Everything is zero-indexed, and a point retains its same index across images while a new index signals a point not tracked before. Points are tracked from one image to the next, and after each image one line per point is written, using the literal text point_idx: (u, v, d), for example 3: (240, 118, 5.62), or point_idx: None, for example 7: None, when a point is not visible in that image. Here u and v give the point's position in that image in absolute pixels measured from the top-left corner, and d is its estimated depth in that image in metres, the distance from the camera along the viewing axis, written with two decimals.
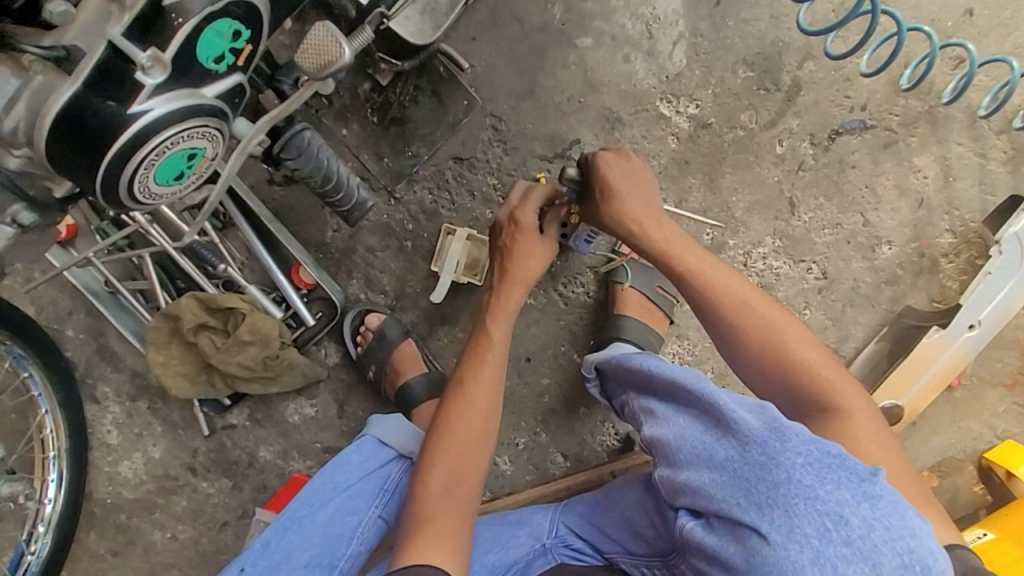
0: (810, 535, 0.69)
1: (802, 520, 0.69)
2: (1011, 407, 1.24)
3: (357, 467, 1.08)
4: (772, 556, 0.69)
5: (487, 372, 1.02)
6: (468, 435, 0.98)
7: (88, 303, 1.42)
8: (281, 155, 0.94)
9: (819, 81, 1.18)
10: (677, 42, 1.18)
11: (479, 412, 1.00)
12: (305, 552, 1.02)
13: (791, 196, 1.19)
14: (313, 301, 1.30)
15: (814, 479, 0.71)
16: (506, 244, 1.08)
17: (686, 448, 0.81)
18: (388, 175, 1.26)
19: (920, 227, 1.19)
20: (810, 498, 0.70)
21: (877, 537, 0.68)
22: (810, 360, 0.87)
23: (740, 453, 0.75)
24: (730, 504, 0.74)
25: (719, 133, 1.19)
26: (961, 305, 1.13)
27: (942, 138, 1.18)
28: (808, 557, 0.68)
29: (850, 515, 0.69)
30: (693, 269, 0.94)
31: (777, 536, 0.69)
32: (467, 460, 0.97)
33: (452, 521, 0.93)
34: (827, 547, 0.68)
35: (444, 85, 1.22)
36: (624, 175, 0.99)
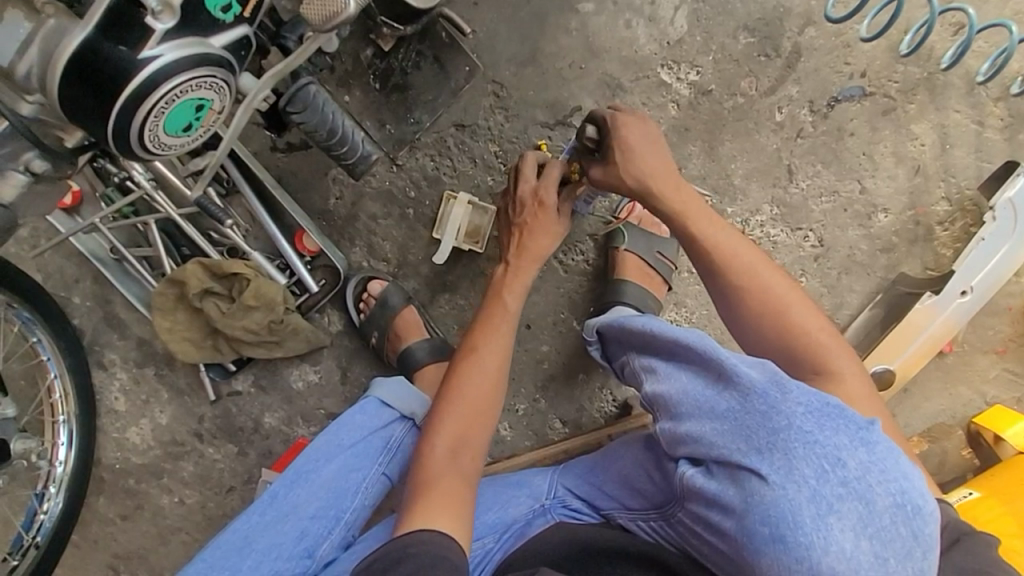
0: (808, 476, 0.71)
1: (801, 462, 0.72)
2: (1001, 373, 1.27)
3: (362, 426, 1.10)
4: (770, 495, 0.72)
5: (498, 338, 1.05)
6: (477, 395, 1.01)
7: (95, 271, 1.44)
8: (287, 109, 0.96)
9: (820, 48, 1.18)
10: (679, 7, 1.19)
11: (488, 374, 1.02)
12: (311, 504, 1.05)
13: (789, 163, 1.20)
14: (316, 268, 1.32)
15: (813, 425, 0.74)
16: (523, 221, 1.13)
17: (687, 401, 0.82)
18: (390, 142, 1.27)
19: (916, 194, 1.21)
20: (809, 442, 0.73)
21: (872, 478, 0.71)
22: (806, 325, 0.89)
23: (741, 403, 0.77)
24: (730, 450, 0.76)
25: (719, 100, 1.20)
26: (954, 271, 1.15)
27: (940, 106, 1.19)
28: (805, 496, 0.71)
29: (847, 458, 0.72)
30: (700, 230, 0.97)
31: (776, 477, 0.72)
32: (474, 421, 0.99)
33: (455, 473, 0.95)
34: (824, 487, 0.71)
35: (446, 51, 1.22)
36: (641, 135, 1.01)
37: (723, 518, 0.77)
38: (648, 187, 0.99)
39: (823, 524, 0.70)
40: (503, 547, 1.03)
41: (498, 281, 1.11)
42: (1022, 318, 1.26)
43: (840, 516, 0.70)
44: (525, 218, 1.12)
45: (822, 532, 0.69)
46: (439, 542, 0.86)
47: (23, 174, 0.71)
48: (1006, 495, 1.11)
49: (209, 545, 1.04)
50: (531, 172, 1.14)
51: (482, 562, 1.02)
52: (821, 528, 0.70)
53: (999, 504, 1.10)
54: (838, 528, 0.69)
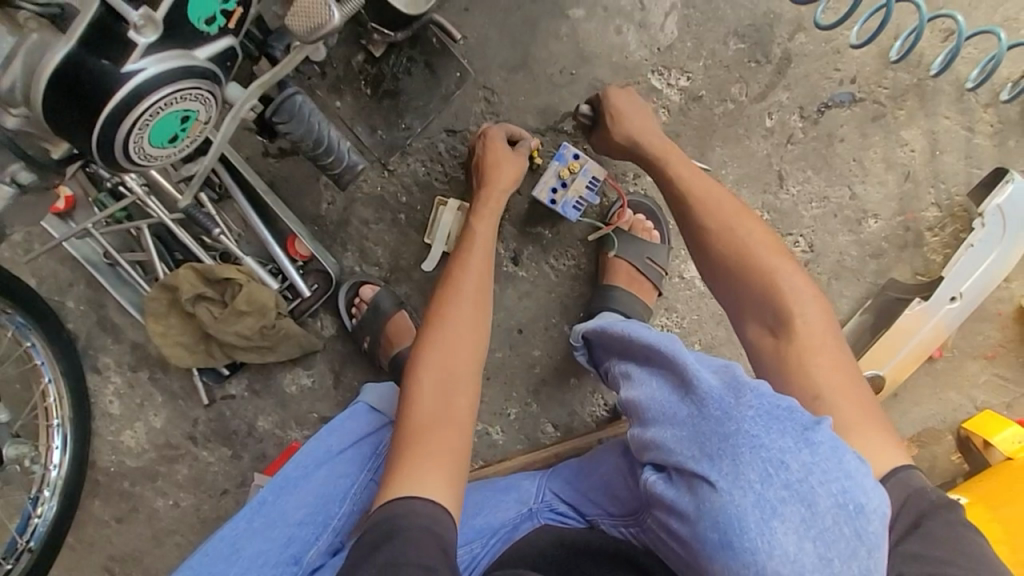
0: (753, 480, 0.71)
1: (747, 467, 0.72)
2: (991, 378, 1.27)
3: (350, 432, 1.11)
4: (718, 502, 0.72)
5: (466, 297, 1.05)
6: (461, 361, 1.00)
7: (88, 275, 1.44)
8: (273, 119, 0.96)
9: (810, 54, 1.18)
10: (669, 13, 1.19)
11: (463, 330, 1.02)
12: (299, 510, 1.06)
13: (780, 169, 1.20)
14: (308, 273, 1.33)
15: (760, 429, 0.74)
16: (478, 156, 1.17)
17: (653, 406, 0.83)
18: (381, 148, 1.27)
19: (906, 200, 1.21)
20: (755, 446, 0.73)
21: (813, 477, 0.71)
22: (770, 271, 0.94)
23: (698, 410, 0.78)
24: (685, 456, 0.77)
25: (710, 106, 1.20)
26: (943, 278, 1.15)
27: (930, 112, 1.19)
28: (750, 501, 0.71)
29: (790, 461, 0.72)
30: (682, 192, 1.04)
31: (724, 483, 0.73)
32: (456, 385, 0.97)
33: (431, 428, 0.93)
34: (768, 490, 0.71)
35: (436, 57, 1.22)
36: (634, 104, 1.12)
37: (680, 525, 0.77)
38: (638, 147, 1.10)
39: (767, 528, 0.70)
40: (491, 552, 1.03)
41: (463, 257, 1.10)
42: (1012, 324, 1.26)
43: (783, 519, 0.70)
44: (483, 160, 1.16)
45: (767, 536, 0.69)
46: (425, 511, 0.83)
47: (10, 186, 0.70)
48: (993, 501, 1.11)
49: (197, 549, 1.04)
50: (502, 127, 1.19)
51: (470, 567, 1.03)
52: (765, 532, 0.70)
53: (986, 511, 1.11)
54: (781, 532, 0.69)
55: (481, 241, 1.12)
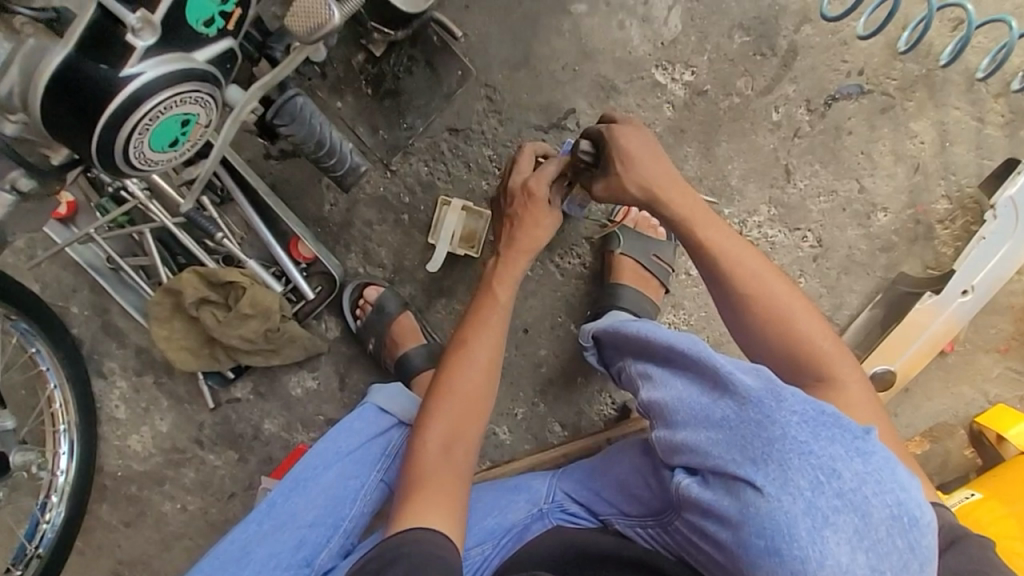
0: (802, 486, 0.71)
1: (795, 473, 0.71)
2: (1004, 372, 1.25)
3: (359, 433, 1.10)
4: (765, 506, 0.71)
5: (488, 329, 1.04)
6: (473, 388, 1.00)
7: (92, 281, 1.45)
8: (274, 122, 0.95)
9: (816, 46, 1.16)
10: (672, 7, 1.17)
11: (481, 364, 1.01)
12: (310, 511, 1.06)
13: (787, 162, 1.19)
14: (312, 275, 1.32)
15: (808, 435, 0.73)
16: (519, 200, 1.09)
17: (683, 409, 0.81)
18: (384, 148, 1.26)
19: (916, 193, 1.19)
20: (804, 453, 0.72)
21: (866, 488, 0.70)
22: (809, 335, 0.89)
23: (738, 412, 0.76)
24: (726, 460, 0.75)
25: (715, 100, 1.18)
26: (955, 271, 1.14)
27: (940, 102, 1.16)
28: (800, 508, 0.70)
29: (843, 469, 0.71)
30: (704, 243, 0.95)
31: (771, 488, 0.71)
32: (465, 414, 0.98)
33: (446, 469, 0.94)
34: (819, 498, 0.70)
35: (437, 55, 1.21)
36: (643, 143, 0.99)
37: (719, 528, 0.76)
38: (654, 195, 0.98)
39: (818, 536, 0.69)
40: (503, 552, 1.03)
41: (490, 272, 1.09)
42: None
43: (834, 528, 0.69)
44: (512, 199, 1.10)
45: (817, 545, 0.68)
46: (434, 544, 0.85)
47: (10, 193, 0.69)
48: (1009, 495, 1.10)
49: (207, 553, 1.05)
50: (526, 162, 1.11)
51: (481, 568, 1.02)
52: (817, 540, 0.69)
53: (1001, 506, 1.09)
54: (833, 541, 0.68)
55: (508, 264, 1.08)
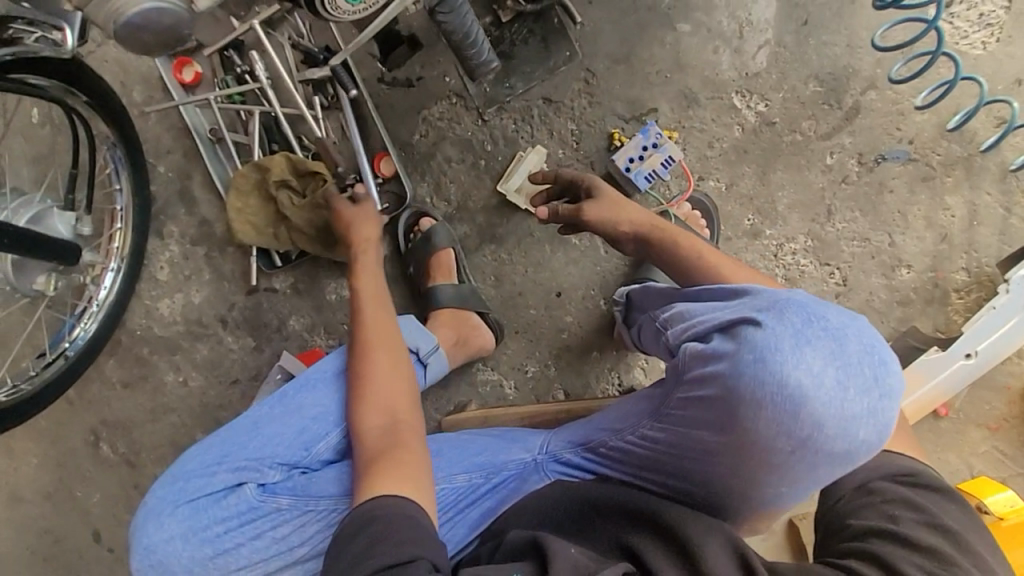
0: (794, 320, 0.77)
1: (790, 312, 0.78)
2: (990, 450, 1.33)
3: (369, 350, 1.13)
4: (759, 330, 0.77)
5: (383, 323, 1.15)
6: (383, 367, 1.08)
7: (186, 147, 1.57)
8: (436, 9, 1.03)
9: (876, 110, 1.32)
10: (762, 46, 1.34)
11: (384, 357, 1.09)
12: (315, 406, 1.09)
13: (830, 203, 1.33)
14: (384, 191, 1.46)
15: (806, 297, 0.81)
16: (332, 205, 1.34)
17: (702, 308, 0.89)
18: (483, 99, 1.43)
19: (939, 259, 1.31)
20: (800, 304, 0.80)
21: (846, 326, 0.77)
22: None
23: (752, 296, 0.85)
24: (731, 312, 0.82)
25: (780, 133, 1.34)
26: (962, 334, 1.24)
27: (974, 184, 1.31)
28: (788, 330, 0.76)
29: (830, 316, 0.78)
30: (693, 266, 1.02)
31: (766, 319, 0.78)
32: (388, 399, 1.05)
33: (394, 444, 0.99)
34: (807, 328, 0.76)
35: (553, 35, 1.38)
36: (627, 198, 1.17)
37: (713, 363, 0.79)
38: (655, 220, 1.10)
39: (799, 350, 0.74)
40: (493, 489, 1.06)
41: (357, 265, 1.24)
42: (1019, 402, 1.32)
43: (814, 348, 0.74)
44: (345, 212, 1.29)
45: (796, 354, 0.74)
46: (404, 506, 0.87)
47: None
48: None
49: (230, 422, 1.11)
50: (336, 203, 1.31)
51: (467, 493, 1.06)
52: (797, 353, 0.74)
53: None
54: (811, 355, 0.74)
55: (372, 280, 1.22)
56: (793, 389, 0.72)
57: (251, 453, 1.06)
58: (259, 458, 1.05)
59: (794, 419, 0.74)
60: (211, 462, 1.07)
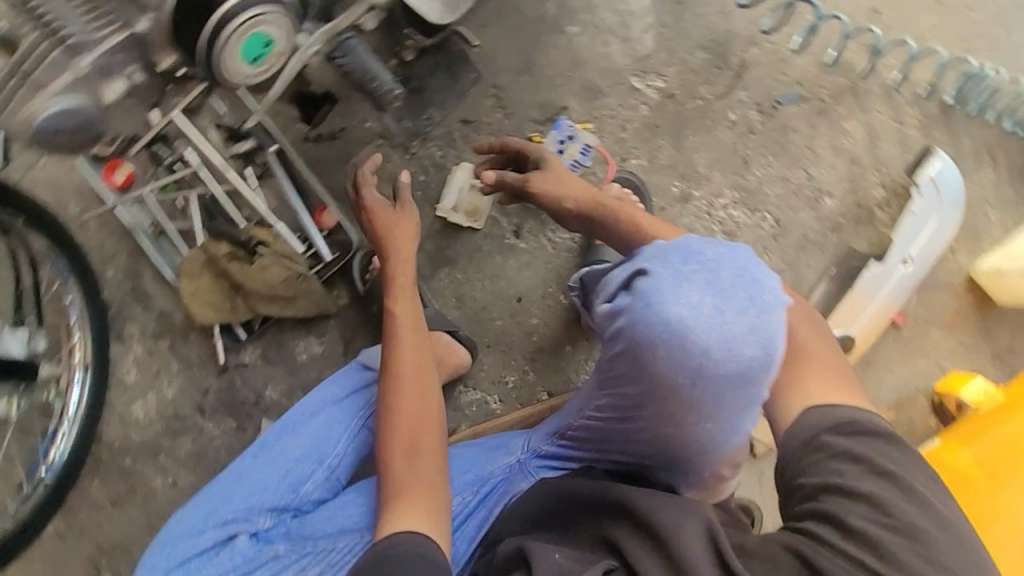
0: (673, 259, 0.84)
1: (668, 253, 0.85)
2: (954, 345, 1.38)
3: (342, 385, 1.16)
4: (645, 277, 0.84)
5: (403, 340, 1.08)
6: (409, 392, 1.04)
7: (131, 246, 1.59)
8: (332, 55, 1.12)
9: (762, 63, 1.43)
10: (646, 30, 1.45)
11: (407, 375, 1.05)
12: (297, 447, 1.10)
13: (744, 154, 1.42)
14: (332, 242, 1.51)
15: (685, 237, 0.89)
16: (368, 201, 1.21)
17: (608, 273, 0.96)
18: (405, 134, 1.51)
19: (855, 181, 1.40)
20: (679, 244, 0.87)
21: (721, 258, 0.84)
22: None
23: (642, 249, 0.92)
24: (623, 268, 0.89)
25: (683, 103, 1.43)
26: (896, 238, 1.31)
27: (864, 107, 1.41)
28: (668, 269, 0.83)
29: (706, 249, 0.85)
30: (621, 231, 1.10)
31: (648, 265, 0.85)
32: (418, 427, 1.02)
33: (415, 478, 0.98)
34: (685, 265, 0.83)
35: (457, 62, 1.48)
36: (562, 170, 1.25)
37: (614, 319, 0.86)
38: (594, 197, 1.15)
39: (678, 285, 0.81)
40: (484, 500, 1.07)
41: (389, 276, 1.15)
42: (966, 294, 1.38)
43: (691, 281, 0.82)
44: (374, 215, 1.20)
45: (676, 289, 0.81)
46: (414, 540, 0.89)
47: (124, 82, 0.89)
48: (965, 441, 1.20)
49: (209, 480, 1.11)
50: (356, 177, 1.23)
51: (465, 515, 1.07)
52: (677, 288, 0.81)
53: (959, 449, 1.20)
54: (689, 288, 0.81)
55: (404, 293, 1.13)
56: (673, 322, 0.79)
57: (240, 503, 1.05)
58: (248, 507, 1.05)
59: (683, 350, 0.80)
60: (194, 523, 1.05)
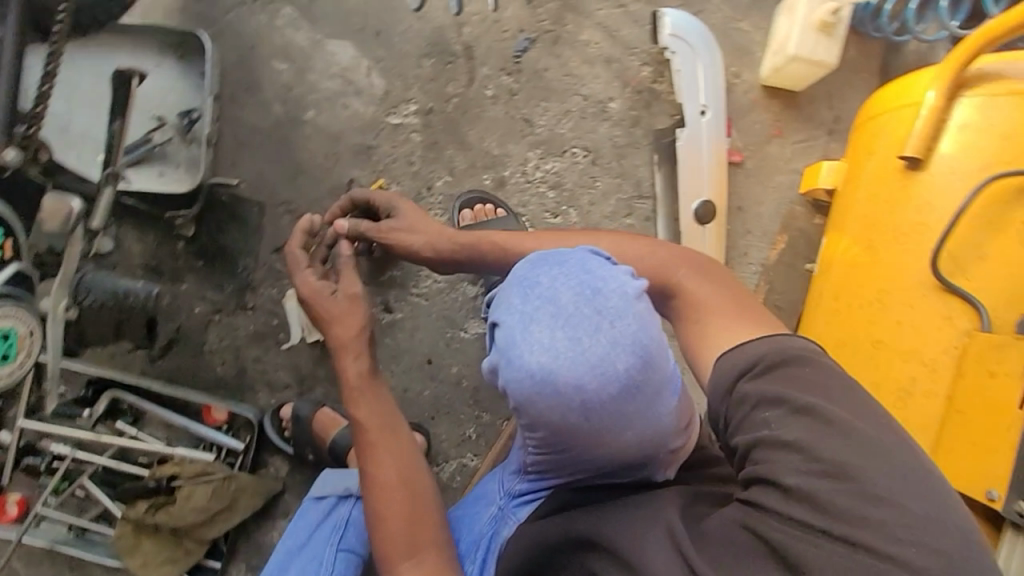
0: (516, 302, 0.80)
1: (512, 297, 0.81)
2: (795, 148, 1.40)
3: (303, 527, 1.17)
4: (499, 328, 0.79)
5: (387, 446, 1.07)
6: (398, 500, 1.02)
7: (67, 561, 1.48)
8: None
9: (482, 35, 1.42)
10: (369, 75, 1.43)
11: (388, 482, 1.04)
12: None
13: (522, 115, 1.42)
14: (239, 430, 1.45)
15: (528, 266, 0.84)
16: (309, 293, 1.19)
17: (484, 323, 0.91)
18: (235, 295, 1.47)
19: (623, 74, 1.42)
20: (522, 280, 0.82)
21: (556, 283, 0.78)
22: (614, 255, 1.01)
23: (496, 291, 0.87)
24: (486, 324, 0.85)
25: (443, 109, 1.43)
26: (682, 102, 1.34)
27: (588, 13, 1.42)
28: (514, 316, 0.78)
29: (544, 277, 0.80)
30: (491, 263, 1.12)
31: (499, 316, 0.81)
32: (417, 529, 1.00)
33: None
34: (529, 305, 0.78)
35: (233, 206, 1.46)
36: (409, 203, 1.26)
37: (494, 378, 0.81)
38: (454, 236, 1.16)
39: (527, 331, 0.76)
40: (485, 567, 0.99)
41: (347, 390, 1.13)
42: (777, 104, 1.39)
43: (538, 320, 0.76)
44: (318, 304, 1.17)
45: (526, 336, 0.76)
46: None
47: None
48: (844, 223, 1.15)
49: None
50: (294, 252, 1.24)
51: None
52: (527, 335, 0.76)
53: (841, 232, 1.15)
54: (537, 330, 0.76)
55: (370, 401, 1.11)
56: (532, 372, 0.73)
57: None
58: None
59: (559, 395, 0.74)
60: None
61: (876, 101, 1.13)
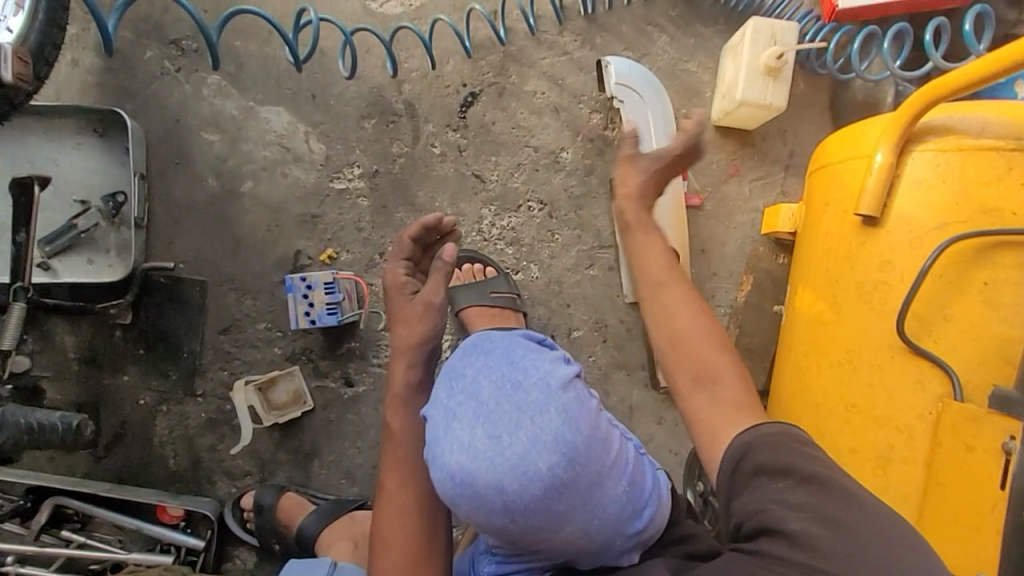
0: (443, 398, 0.87)
1: (440, 393, 0.88)
2: (753, 186, 1.37)
3: None
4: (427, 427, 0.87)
5: (404, 471, 1.02)
6: (401, 535, 0.98)
7: None
8: None
9: (422, 90, 1.36)
10: (307, 139, 1.35)
11: (405, 509, 0.99)
12: None
13: (472, 171, 1.36)
14: (197, 525, 1.34)
15: (458, 361, 0.92)
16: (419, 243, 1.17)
17: None
18: (182, 382, 1.38)
19: (573, 123, 1.38)
20: (450, 374, 0.90)
21: (478, 376, 0.87)
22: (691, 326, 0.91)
23: None
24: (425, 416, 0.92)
25: (389, 170, 1.36)
26: None
27: (531, 62, 1.37)
28: (439, 413, 0.86)
29: (467, 371, 0.89)
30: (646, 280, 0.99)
31: (429, 412, 0.88)
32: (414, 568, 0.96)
33: None
34: (453, 402, 0.85)
35: (172, 289, 1.36)
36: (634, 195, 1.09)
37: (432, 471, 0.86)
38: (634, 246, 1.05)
39: (449, 428, 0.83)
40: None
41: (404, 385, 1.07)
42: (732, 141, 1.37)
43: (459, 418, 0.83)
44: (394, 298, 1.13)
45: (448, 433, 0.82)
46: None
47: None
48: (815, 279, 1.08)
49: None
50: (403, 242, 1.17)
51: None
52: (449, 431, 0.83)
53: (813, 291, 1.09)
54: (457, 427, 0.82)
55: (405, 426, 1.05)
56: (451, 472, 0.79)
57: None
58: None
59: (480, 496, 0.78)
60: None
61: (825, 149, 1.09)
